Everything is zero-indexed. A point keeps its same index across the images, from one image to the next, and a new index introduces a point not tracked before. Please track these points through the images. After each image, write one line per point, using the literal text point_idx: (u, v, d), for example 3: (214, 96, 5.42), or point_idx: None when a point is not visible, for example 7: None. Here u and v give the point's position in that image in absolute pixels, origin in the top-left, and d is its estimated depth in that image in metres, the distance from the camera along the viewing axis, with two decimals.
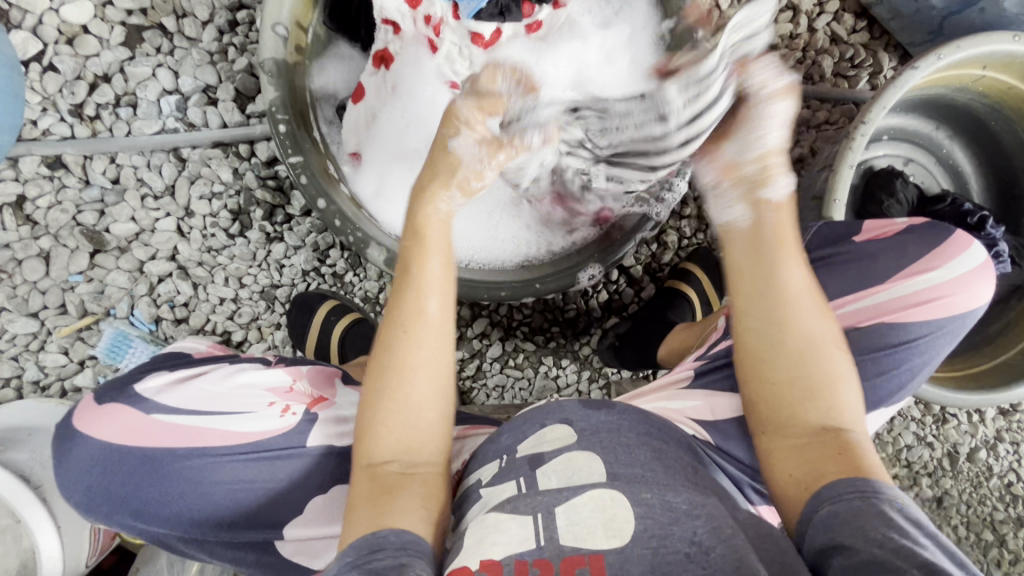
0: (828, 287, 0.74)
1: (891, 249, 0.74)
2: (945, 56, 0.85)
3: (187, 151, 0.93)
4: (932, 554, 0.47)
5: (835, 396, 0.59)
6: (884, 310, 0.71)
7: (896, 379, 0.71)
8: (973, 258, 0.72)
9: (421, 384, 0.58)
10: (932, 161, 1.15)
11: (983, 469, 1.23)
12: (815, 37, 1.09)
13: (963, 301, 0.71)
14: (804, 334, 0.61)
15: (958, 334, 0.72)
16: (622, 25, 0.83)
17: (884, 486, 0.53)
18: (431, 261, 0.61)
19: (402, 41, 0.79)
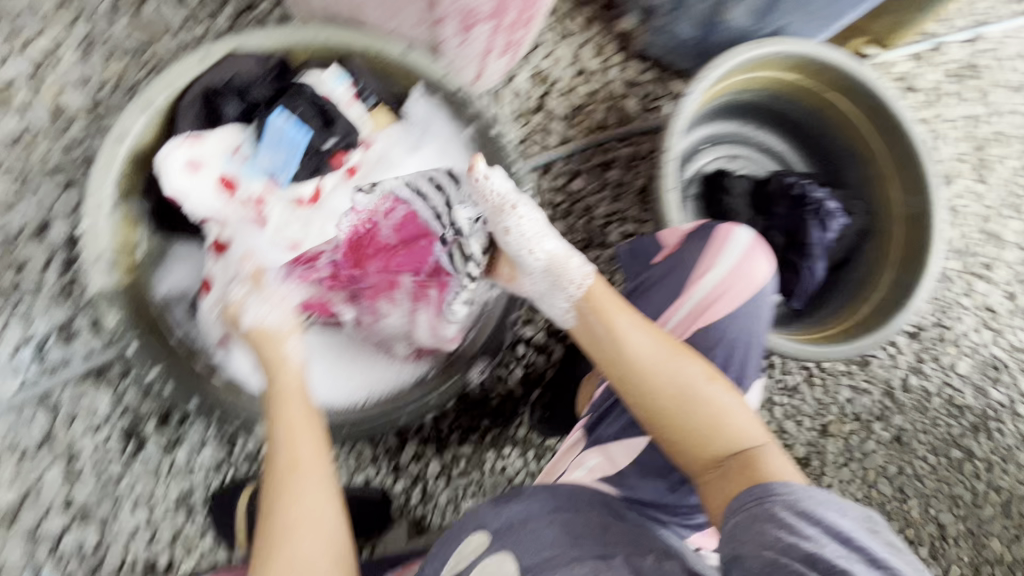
0: (645, 311, 0.80)
1: (675, 263, 0.79)
2: (696, 87, 1.00)
3: (56, 395, 0.91)
4: (822, 547, 0.50)
5: (726, 424, 0.66)
6: (691, 318, 0.77)
7: (733, 371, 0.76)
8: (740, 241, 0.77)
9: (308, 543, 0.63)
10: (753, 150, 1.30)
11: (922, 394, 1.31)
12: (613, 87, 1.22)
13: (751, 284, 0.76)
14: (661, 375, 0.68)
15: (766, 311, 0.77)
16: (431, 142, 0.90)
17: (781, 489, 0.57)
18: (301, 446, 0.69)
19: (229, 227, 0.81)
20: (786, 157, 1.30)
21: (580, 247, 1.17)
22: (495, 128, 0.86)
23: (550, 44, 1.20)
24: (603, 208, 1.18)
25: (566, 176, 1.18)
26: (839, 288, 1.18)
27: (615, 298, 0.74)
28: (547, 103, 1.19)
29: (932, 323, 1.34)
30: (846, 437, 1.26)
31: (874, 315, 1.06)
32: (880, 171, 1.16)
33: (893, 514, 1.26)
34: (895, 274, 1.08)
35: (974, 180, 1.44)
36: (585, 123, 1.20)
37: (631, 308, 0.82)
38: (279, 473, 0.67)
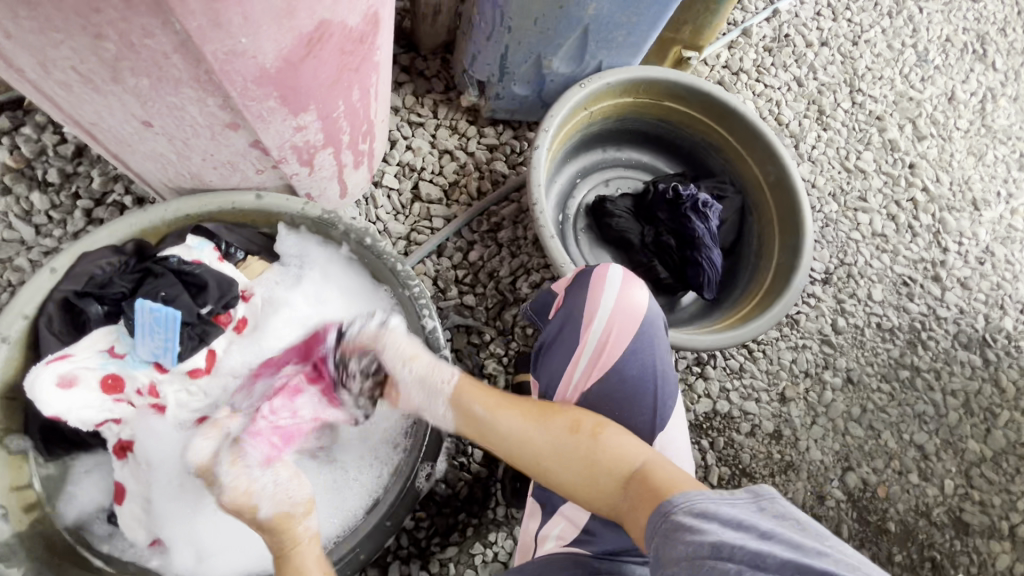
0: (551, 371, 0.76)
1: (562, 319, 0.77)
2: (542, 141, 1.07)
3: None
4: (727, 536, 0.49)
5: (608, 460, 0.63)
6: (591, 369, 0.73)
7: (648, 411, 0.72)
8: (614, 283, 0.75)
9: None
10: (624, 169, 1.39)
11: (854, 331, 1.39)
12: (478, 156, 1.29)
13: (638, 321, 0.73)
14: (538, 444, 0.66)
15: (662, 340, 0.74)
16: (312, 270, 0.92)
17: (681, 499, 0.54)
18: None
19: (127, 423, 0.78)
20: (656, 165, 1.40)
21: (496, 310, 1.19)
22: (368, 237, 0.90)
23: (407, 138, 1.26)
24: (506, 268, 1.22)
25: (462, 250, 1.22)
26: (743, 266, 1.25)
27: (466, 390, 0.70)
28: (421, 190, 1.24)
29: (835, 264, 1.44)
30: (805, 396, 1.31)
31: (778, 280, 1.13)
32: (732, 152, 1.27)
33: (874, 452, 1.29)
34: (782, 239, 1.16)
35: (820, 129, 1.59)
36: (463, 196, 1.25)
37: (539, 370, 0.79)
38: None
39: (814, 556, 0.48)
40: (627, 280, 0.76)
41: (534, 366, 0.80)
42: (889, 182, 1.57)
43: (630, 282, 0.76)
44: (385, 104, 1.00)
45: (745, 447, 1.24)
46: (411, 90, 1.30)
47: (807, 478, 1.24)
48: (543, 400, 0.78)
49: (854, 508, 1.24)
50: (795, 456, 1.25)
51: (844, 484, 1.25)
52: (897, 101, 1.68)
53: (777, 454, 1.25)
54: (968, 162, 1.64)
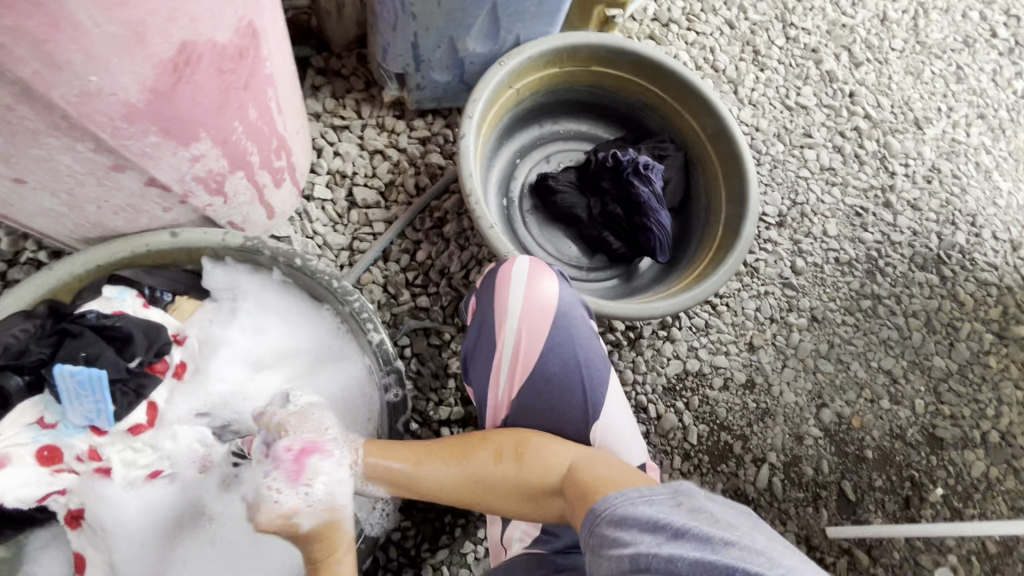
0: (478, 377, 0.78)
1: (480, 325, 0.77)
2: (469, 126, 1.03)
3: None
4: (644, 542, 0.50)
5: (532, 478, 0.66)
6: (512, 372, 0.74)
7: (577, 400, 0.73)
8: (520, 276, 0.75)
9: None
10: (562, 141, 1.35)
11: (812, 269, 1.39)
12: (411, 151, 1.24)
13: (548, 314, 0.74)
14: (466, 482, 0.71)
15: (578, 327, 0.75)
16: (246, 300, 0.89)
17: (603, 505, 0.56)
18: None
19: (75, 492, 0.75)
20: (594, 133, 1.37)
21: (453, 307, 1.16)
22: (297, 258, 0.86)
23: (333, 144, 1.21)
24: (456, 263, 1.18)
25: (408, 251, 1.18)
26: (695, 222, 1.23)
27: (379, 457, 0.77)
28: (357, 197, 1.19)
29: (787, 206, 1.44)
30: (772, 341, 1.32)
31: (728, 231, 1.12)
32: (667, 108, 1.24)
33: (846, 384, 1.31)
34: (727, 188, 1.15)
35: (757, 70, 1.57)
36: (401, 195, 1.21)
37: (470, 377, 0.80)
38: None
39: (720, 550, 0.49)
40: (531, 274, 0.76)
41: (466, 374, 0.81)
42: (831, 114, 1.56)
43: (534, 277, 0.76)
44: (296, 115, 0.95)
45: (720, 401, 1.25)
46: (330, 93, 1.24)
47: (784, 422, 1.26)
48: (481, 406, 0.79)
49: (832, 442, 1.26)
50: (770, 402, 1.27)
51: (820, 421, 1.28)
52: (830, 30, 1.66)
53: (753, 403, 1.26)
54: (906, 82, 1.64)
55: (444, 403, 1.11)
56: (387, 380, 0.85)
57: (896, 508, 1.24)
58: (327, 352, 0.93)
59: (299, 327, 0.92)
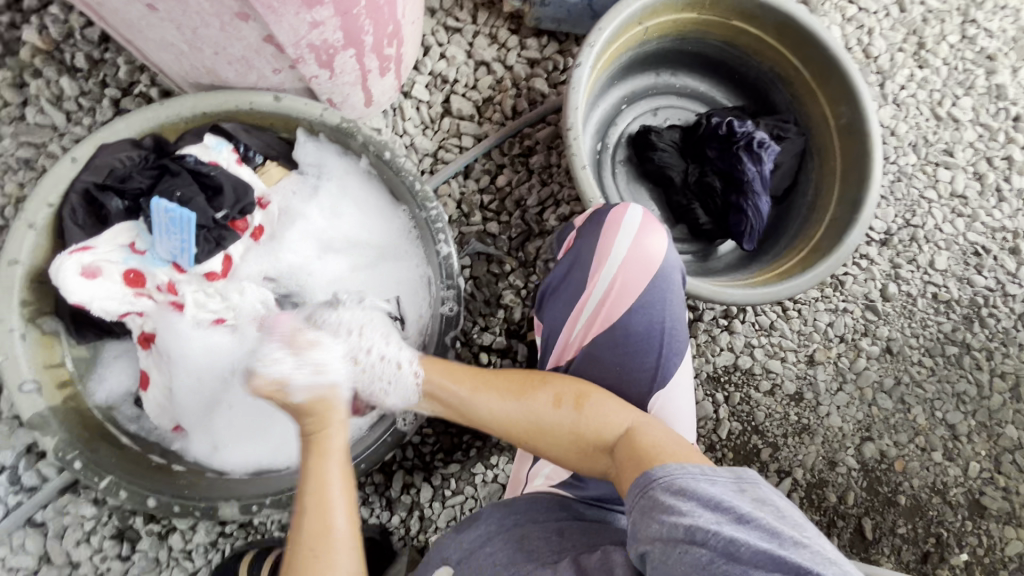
0: (554, 313, 0.75)
1: (573, 260, 0.74)
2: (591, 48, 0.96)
3: (41, 514, 0.93)
4: (703, 519, 0.49)
5: (585, 431, 0.64)
6: (593, 319, 0.71)
7: (648, 366, 0.70)
8: (632, 223, 0.71)
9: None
10: (675, 98, 1.25)
11: (903, 299, 1.28)
12: (516, 71, 1.19)
13: (650, 271, 0.70)
14: (515, 420, 0.67)
15: (674, 293, 0.70)
16: (329, 183, 0.90)
17: (658, 471, 0.54)
18: (333, 479, 0.64)
19: (150, 317, 0.81)
20: (713, 97, 1.26)
21: (519, 241, 1.15)
22: (386, 152, 0.85)
23: (441, 45, 1.17)
24: (533, 197, 1.16)
25: (490, 173, 1.16)
26: (792, 215, 1.13)
27: (444, 370, 0.72)
28: (452, 106, 1.16)
29: (899, 226, 1.31)
30: (836, 361, 1.24)
31: (829, 236, 1.02)
32: (802, 86, 1.12)
33: (900, 425, 1.23)
34: (843, 189, 1.04)
35: (915, 66, 1.38)
36: (496, 116, 1.18)
37: (543, 311, 0.78)
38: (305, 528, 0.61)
39: (789, 548, 0.47)
40: (643, 225, 0.72)
41: (539, 308, 0.78)
42: (984, 136, 1.37)
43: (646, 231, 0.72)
44: (416, 3, 0.91)
45: (761, 405, 1.20)
46: None
47: (821, 444, 1.21)
48: (546, 341, 0.77)
49: (866, 477, 1.21)
50: (813, 421, 1.22)
51: (860, 454, 1.22)
52: (1017, 38, 1.42)
53: (795, 416, 1.21)
54: None
55: (488, 330, 1.11)
56: (444, 293, 0.86)
57: (911, 558, 1.19)
58: (393, 250, 0.92)
59: (372, 221, 0.92)
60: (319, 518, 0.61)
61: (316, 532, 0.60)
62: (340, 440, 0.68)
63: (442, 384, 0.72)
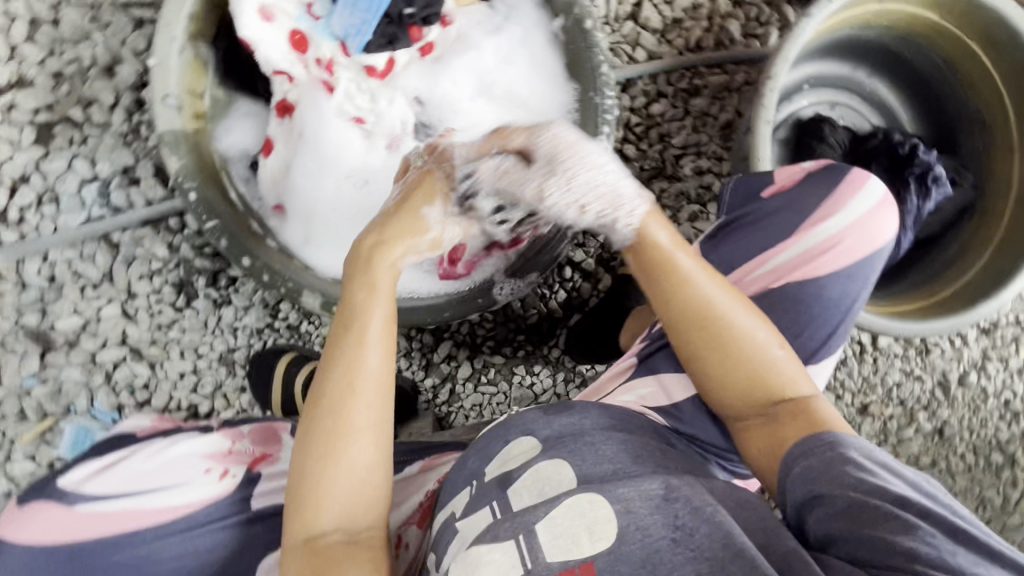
0: (746, 247, 0.74)
1: (792, 204, 0.74)
2: (836, 0, 0.87)
3: (118, 235, 0.93)
4: (897, 486, 0.50)
5: (777, 372, 0.60)
6: (789, 267, 0.71)
7: (821, 331, 0.72)
8: (869, 198, 0.73)
9: (362, 452, 0.54)
10: (857, 100, 1.15)
11: (977, 392, 1.23)
12: (717, 3, 1.09)
13: (867, 243, 0.72)
14: (718, 319, 0.60)
15: (870, 278, 0.73)
16: (513, 28, 0.84)
17: (849, 435, 0.54)
18: (375, 315, 0.57)
19: (298, 87, 0.79)
20: (895, 117, 1.16)
21: (647, 176, 1.09)
22: (588, 21, 0.78)
23: None
24: (680, 137, 1.09)
25: (647, 96, 1.09)
26: (922, 265, 1.06)
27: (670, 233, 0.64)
28: (640, 12, 1.08)
29: (1011, 320, 1.23)
30: (885, 420, 1.21)
31: (961, 296, 0.96)
32: (1002, 144, 1.01)
33: None
34: (995, 255, 0.97)
35: None
36: (678, 40, 1.09)
37: (725, 242, 0.76)
38: (339, 351, 0.55)
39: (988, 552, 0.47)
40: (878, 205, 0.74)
41: (722, 237, 0.76)
42: None
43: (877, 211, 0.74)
44: None
45: None
46: None
47: None
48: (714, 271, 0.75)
49: None
50: None
51: None
52: None
53: None
54: None
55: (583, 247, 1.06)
56: None
57: None
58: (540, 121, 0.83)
59: (535, 83, 0.84)
60: (351, 352, 0.55)
61: (345, 366, 0.55)
62: (388, 274, 0.59)
63: (655, 235, 0.63)
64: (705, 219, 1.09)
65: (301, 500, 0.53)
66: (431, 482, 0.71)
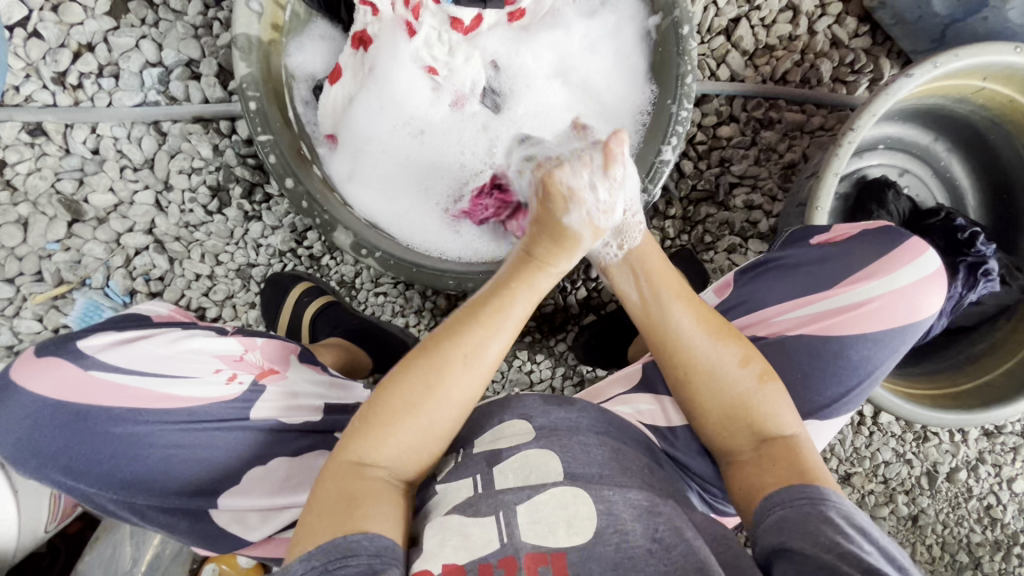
0: (780, 289, 0.75)
1: (838, 258, 0.74)
2: (940, 65, 0.83)
3: (167, 125, 0.92)
4: (873, 559, 0.47)
5: (758, 409, 0.61)
6: (817, 318, 0.72)
7: (837, 388, 0.71)
8: (921, 269, 0.71)
9: (462, 392, 0.56)
10: (929, 173, 1.11)
11: (962, 490, 1.22)
12: (814, 40, 1.05)
13: (906, 313, 0.71)
14: (698, 361, 0.62)
15: (899, 349, 0.71)
16: (608, 15, 0.82)
17: (833, 495, 0.53)
18: (520, 304, 0.60)
19: (380, 22, 0.76)
20: (964, 201, 1.10)
21: (697, 197, 1.07)
22: (686, 27, 0.74)
23: None
24: (741, 166, 1.06)
25: (718, 117, 1.06)
26: (943, 354, 1.06)
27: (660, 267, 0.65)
28: (735, 29, 1.04)
29: (1016, 429, 1.21)
30: (864, 494, 1.21)
31: (975, 395, 0.95)
32: None
33: None
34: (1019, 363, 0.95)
35: None
36: (765, 68, 1.06)
37: (761, 279, 0.77)
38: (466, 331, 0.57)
39: None
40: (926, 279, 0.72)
41: (760, 272, 0.77)
42: None
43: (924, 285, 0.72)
44: None
45: None
46: None
47: None
48: (740, 305, 0.76)
49: None
50: None
51: None
52: None
53: None
54: None
55: None
56: None
57: None
58: (611, 117, 0.83)
59: (616, 76, 0.83)
60: (487, 322, 0.58)
61: (475, 341, 0.57)
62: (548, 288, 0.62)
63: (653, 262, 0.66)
64: (741, 253, 1.07)
65: (373, 429, 0.55)
66: None
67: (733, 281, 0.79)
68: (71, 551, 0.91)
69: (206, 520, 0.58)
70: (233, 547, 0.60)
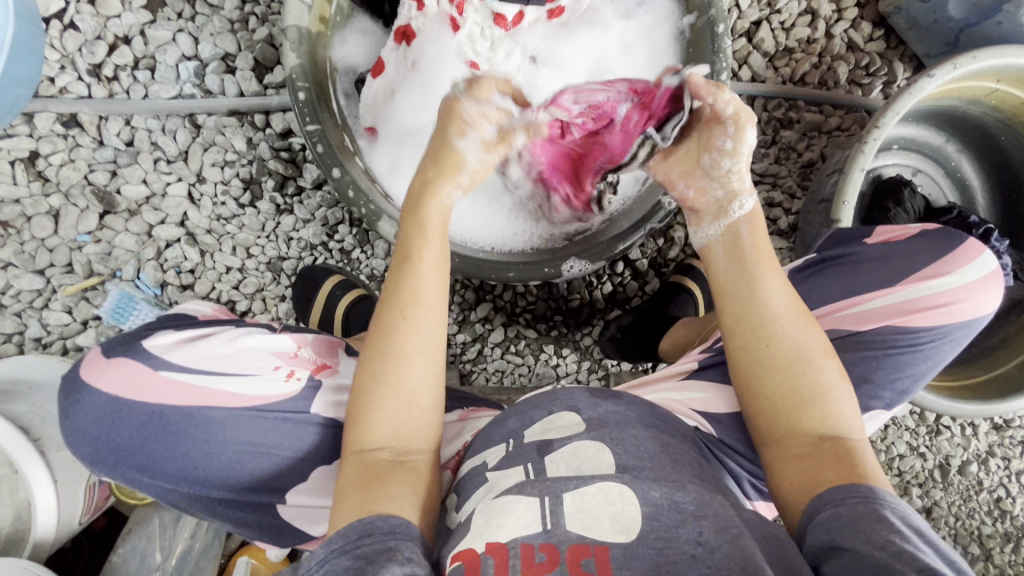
0: (838, 287, 0.76)
1: (899, 255, 0.76)
2: (961, 66, 0.86)
3: (202, 118, 0.93)
4: (929, 557, 0.47)
5: (832, 402, 0.60)
6: (885, 312, 0.73)
7: (901, 379, 0.72)
8: (982, 266, 0.74)
9: (416, 371, 0.57)
10: (941, 173, 1.14)
11: (973, 483, 1.24)
12: (832, 43, 1.09)
13: (969, 310, 0.73)
14: (783, 347, 0.62)
15: (960, 342, 0.74)
16: (644, 16, 0.85)
17: (883, 492, 0.54)
18: (429, 247, 0.60)
19: (424, 17, 0.78)
20: (973, 200, 1.13)
21: None
22: (721, 26, 0.76)
23: None
24: (761, 165, 1.09)
25: None
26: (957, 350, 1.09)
27: (756, 241, 0.65)
28: (756, 31, 1.07)
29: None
30: None
31: (996, 386, 0.97)
32: None
33: None
34: None
35: None
36: (785, 69, 1.09)
37: (819, 277, 0.78)
38: (400, 282, 0.59)
39: None
40: (986, 277, 0.74)
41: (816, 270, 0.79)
42: None
43: (986, 283, 0.74)
44: None
45: None
46: None
47: None
48: None
49: None
50: None
51: None
52: None
53: None
54: None
55: (642, 246, 1.07)
56: None
57: None
58: None
59: (648, 74, 0.86)
60: (408, 281, 0.59)
61: (404, 294, 0.58)
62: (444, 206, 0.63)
63: (747, 241, 0.65)
64: None
65: (361, 413, 0.57)
66: (468, 433, 0.72)
67: (795, 276, 0.80)
68: (96, 548, 0.90)
69: (273, 514, 0.61)
70: (294, 540, 0.63)
